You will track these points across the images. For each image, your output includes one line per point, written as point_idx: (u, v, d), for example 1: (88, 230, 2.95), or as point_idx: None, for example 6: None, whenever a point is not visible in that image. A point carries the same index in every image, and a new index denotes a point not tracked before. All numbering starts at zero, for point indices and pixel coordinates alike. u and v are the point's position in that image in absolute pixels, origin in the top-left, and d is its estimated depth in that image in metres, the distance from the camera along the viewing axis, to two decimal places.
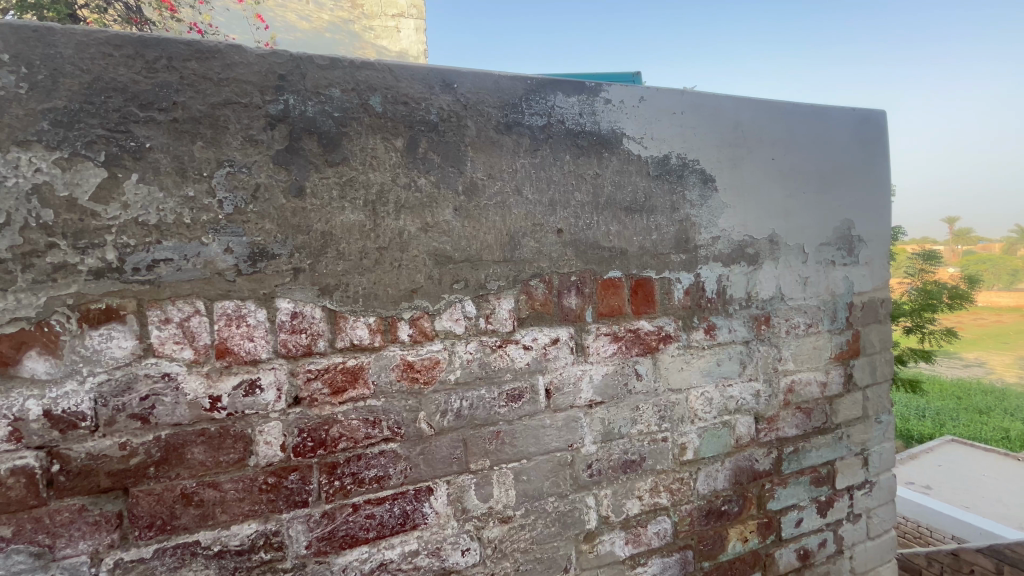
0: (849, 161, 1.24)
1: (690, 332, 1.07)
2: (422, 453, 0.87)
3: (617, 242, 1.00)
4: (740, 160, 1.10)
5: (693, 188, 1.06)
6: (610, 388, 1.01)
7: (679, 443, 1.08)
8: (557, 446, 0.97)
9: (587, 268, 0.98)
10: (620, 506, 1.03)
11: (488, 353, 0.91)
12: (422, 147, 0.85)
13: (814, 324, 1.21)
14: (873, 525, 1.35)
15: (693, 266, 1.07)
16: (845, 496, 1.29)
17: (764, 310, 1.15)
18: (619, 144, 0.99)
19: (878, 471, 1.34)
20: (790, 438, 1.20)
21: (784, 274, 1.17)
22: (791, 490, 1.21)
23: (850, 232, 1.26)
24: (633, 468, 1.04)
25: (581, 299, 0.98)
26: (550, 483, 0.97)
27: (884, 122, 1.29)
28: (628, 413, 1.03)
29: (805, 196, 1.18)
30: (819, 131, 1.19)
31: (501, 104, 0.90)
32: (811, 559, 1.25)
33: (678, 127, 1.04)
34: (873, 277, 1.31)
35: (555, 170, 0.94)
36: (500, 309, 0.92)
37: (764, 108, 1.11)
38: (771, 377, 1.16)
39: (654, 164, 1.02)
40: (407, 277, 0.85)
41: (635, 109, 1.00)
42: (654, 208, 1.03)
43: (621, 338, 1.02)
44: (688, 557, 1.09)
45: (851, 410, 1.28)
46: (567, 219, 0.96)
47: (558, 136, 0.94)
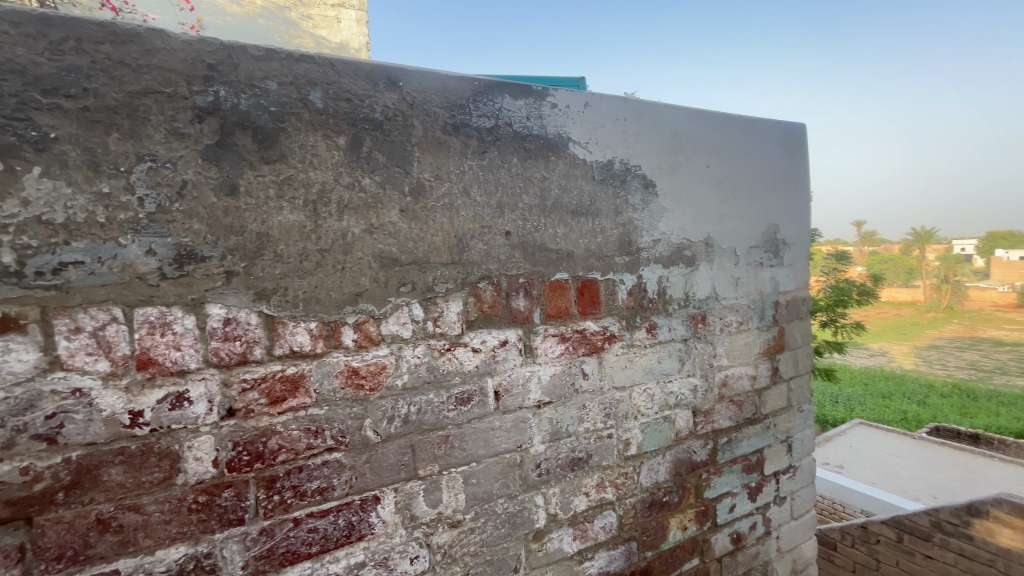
0: (774, 170, 1.33)
1: (633, 331, 1.11)
2: (368, 461, 0.85)
3: (563, 244, 1.01)
4: (678, 166, 1.15)
5: (635, 192, 1.10)
6: (557, 387, 1.03)
7: (624, 439, 1.11)
8: (506, 447, 0.98)
9: (535, 270, 0.99)
10: (568, 503, 1.05)
11: (437, 357, 0.90)
12: (366, 146, 0.82)
13: (745, 322, 1.29)
14: (796, 506, 1.46)
15: (635, 267, 1.11)
16: (772, 482, 1.39)
17: (701, 310, 1.21)
18: (565, 148, 1.01)
19: (801, 457, 1.46)
20: (724, 429, 1.27)
21: (719, 275, 1.24)
22: (725, 478, 1.29)
23: (775, 236, 1.35)
24: (580, 465, 1.06)
25: (529, 301, 0.99)
26: (499, 484, 0.97)
27: (804, 135, 1.39)
28: (575, 412, 1.05)
29: (736, 202, 1.26)
30: (748, 141, 1.27)
31: (448, 105, 0.89)
32: (743, 542, 1.33)
33: (621, 133, 1.07)
34: (795, 278, 1.41)
35: (502, 172, 0.94)
36: (449, 312, 0.91)
37: (700, 117, 1.17)
38: (707, 373, 1.23)
39: (598, 168, 1.05)
40: (351, 281, 0.82)
41: (580, 114, 1.02)
42: (598, 211, 1.05)
43: (568, 339, 1.03)
44: (632, 548, 1.13)
45: (777, 400, 1.38)
46: (515, 221, 0.96)
47: (506, 139, 0.94)
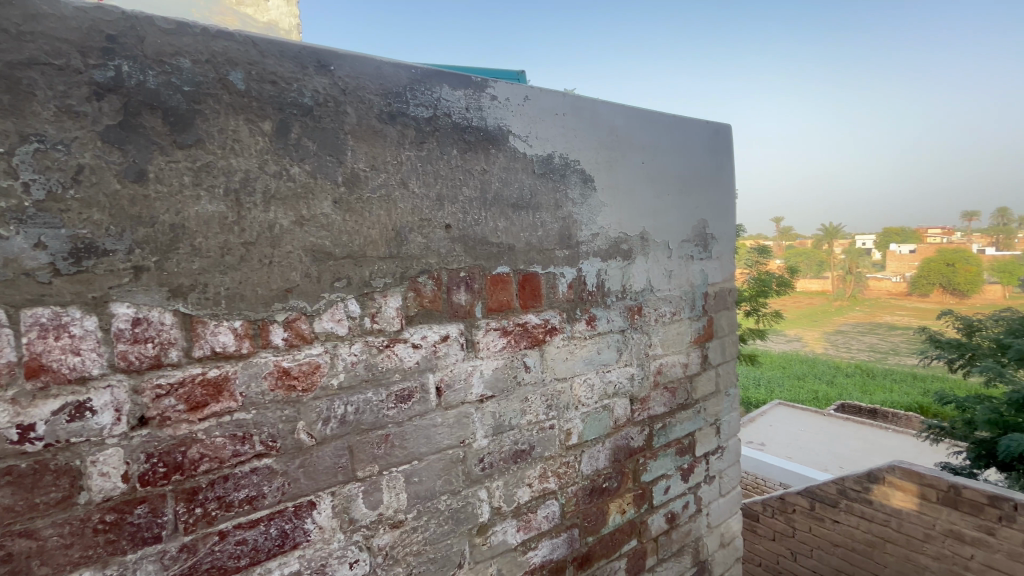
0: (703, 168, 1.40)
1: (574, 324, 1.14)
2: (302, 466, 0.81)
3: (504, 238, 1.01)
4: (615, 162, 1.18)
5: (574, 187, 1.11)
6: (499, 381, 1.03)
7: (565, 429, 1.13)
8: (449, 443, 0.96)
9: (476, 264, 0.98)
10: (511, 495, 1.06)
11: (375, 354, 0.87)
12: (294, 133, 0.77)
13: (678, 313, 1.36)
14: (724, 484, 1.56)
15: (575, 261, 1.13)
16: (703, 463, 1.48)
17: (637, 301, 1.25)
18: (505, 141, 1.00)
19: (728, 437, 1.56)
20: (659, 415, 1.33)
21: (653, 268, 1.29)
22: (660, 462, 1.35)
23: (704, 230, 1.43)
24: (523, 457, 1.07)
25: (470, 295, 0.98)
26: (441, 482, 0.96)
27: (729, 136, 1.48)
28: (517, 405, 1.06)
29: (668, 197, 1.31)
30: (679, 140, 1.33)
31: (384, 92, 0.86)
32: (677, 521, 1.41)
33: (560, 128, 1.08)
34: (722, 270, 1.50)
35: (442, 164, 0.92)
36: (387, 308, 0.88)
37: (635, 115, 1.21)
38: (643, 362, 1.28)
39: (538, 162, 1.05)
40: (280, 276, 0.77)
41: (520, 107, 1.02)
42: (539, 205, 1.06)
43: (509, 332, 1.04)
44: (574, 535, 1.16)
45: (707, 386, 1.46)
46: (456, 214, 0.95)
47: (445, 130, 0.92)
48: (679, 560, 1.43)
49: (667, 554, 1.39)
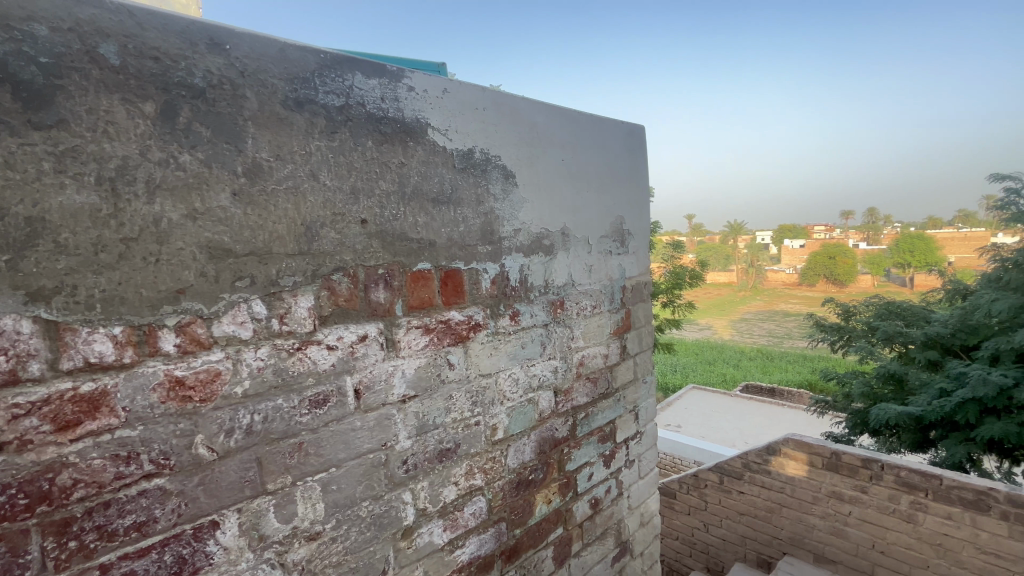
0: (620, 166, 1.46)
1: (497, 320, 1.14)
2: (202, 484, 0.74)
3: (425, 234, 0.99)
4: (536, 159, 1.19)
5: (496, 182, 1.11)
6: (422, 380, 1.00)
7: (491, 424, 1.14)
8: (369, 447, 0.93)
9: (395, 260, 0.95)
10: (437, 495, 1.04)
11: (285, 358, 0.81)
12: (183, 116, 0.70)
13: (598, 306, 1.41)
14: (643, 467, 1.65)
15: (498, 257, 1.13)
16: (623, 448, 1.55)
17: (559, 296, 1.28)
18: (424, 134, 0.97)
19: (645, 422, 1.64)
20: (582, 405, 1.37)
21: (574, 263, 1.32)
22: (584, 450, 1.39)
23: (621, 227, 1.49)
24: (448, 456, 1.06)
25: (390, 292, 0.94)
26: (362, 487, 0.92)
27: (643, 136, 1.55)
28: (441, 404, 1.04)
29: (587, 194, 1.35)
30: (597, 139, 1.37)
31: (289, 76, 0.80)
32: (600, 505, 1.47)
33: (481, 123, 1.07)
34: (638, 264, 1.58)
35: (355, 156, 0.88)
36: (298, 308, 0.82)
37: (554, 113, 1.23)
38: (566, 355, 1.31)
39: (458, 157, 1.04)
40: (169, 275, 0.69)
41: (438, 100, 0.99)
42: (460, 200, 1.05)
43: (432, 330, 1.01)
44: (501, 529, 1.17)
45: (626, 374, 1.53)
46: (372, 208, 0.91)
47: (358, 120, 0.88)
48: (603, 543, 1.49)
49: (591, 538, 1.44)
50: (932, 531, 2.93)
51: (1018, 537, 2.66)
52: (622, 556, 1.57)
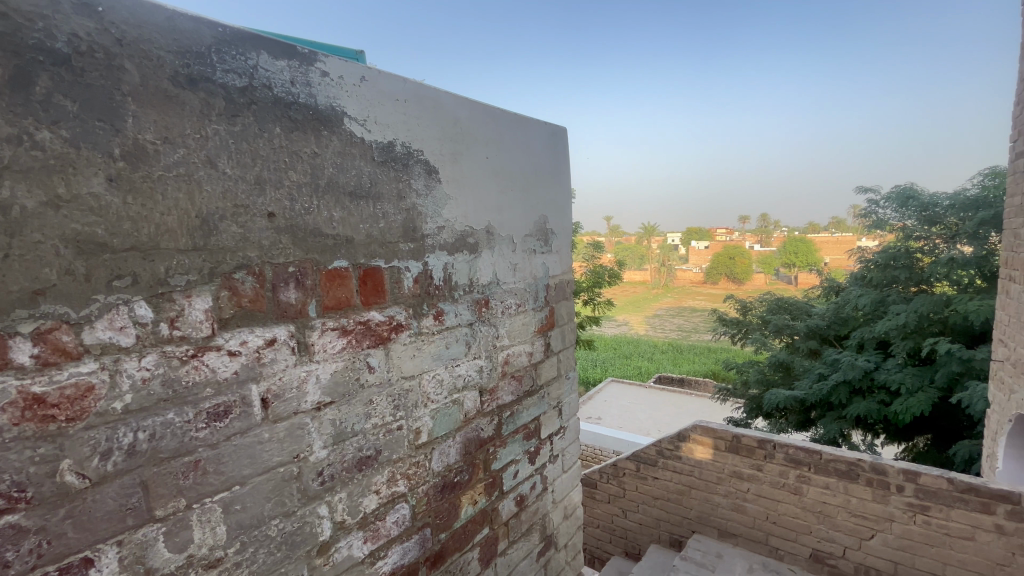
0: (543, 167, 1.48)
1: (421, 320, 1.10)
2: (70, 517, 0.63)
3: (341, 229, 0.93)
4: (459, 155, 1.17)
5: (418, 178, 1.07)
6: (339, 386, 0.94)
7: (414, 428, 1.10)
8: (279, 460, 0.86)
9: (307, 257, 0.88)
10: (356, 506, 0.99)
11: (176, 367, 0.72)
12: (42, 86, 0.59)
13: (522, 305, 1.41)
14: (566, 461, 1.68)
15: (421, 254, 1.09)
16: (547, 443, 1.57)
17: (484, 294, 1.27)
18: (340, 124, 0.91)
19: (569, 417, 1.68)
20: (507, 403, 1.37)
21: (499, 261, 1.31)
22: (509, 448, 1.40)
23: (545, 226, 1.51)
24: (368, 464, 1.01)
25: (302, 292, 0.87)
26: (271, 504, 0.85)
27: (565, 138, 1.58)
28: (361, 409, 0.98)
29: (512, 193, 1.35)
30: (521, 138, 1.38)
31: (179, 49, 0.71)
32: (525, 502, 1.48)
33: (402, 114, 1.02)
34: (561, 262, 1.61)
35: (261, 142, 0.80)
36: (191, 311, 0.74)
37: (478, 109, 1.22)
38: (491, 353, 1.30)
39: (378, 150, 0.98)
40: (24, 273, 0.59)
41: (355, 88, 0.94)
42: (380, 195, 0.99)
43: (350, 332, 0.96)
44: (426, 535, 1.14)
45: (550, 371, 1.55)
46: (280, 201, 0.83)
47: (264, 104, 0.80)
48: (528, 539, 1.51)
49: (516, 535, 1.45)
50: (814, 500, 3.31)
51: (880, 500, 3.09)
52: (547, 550, 1.60)
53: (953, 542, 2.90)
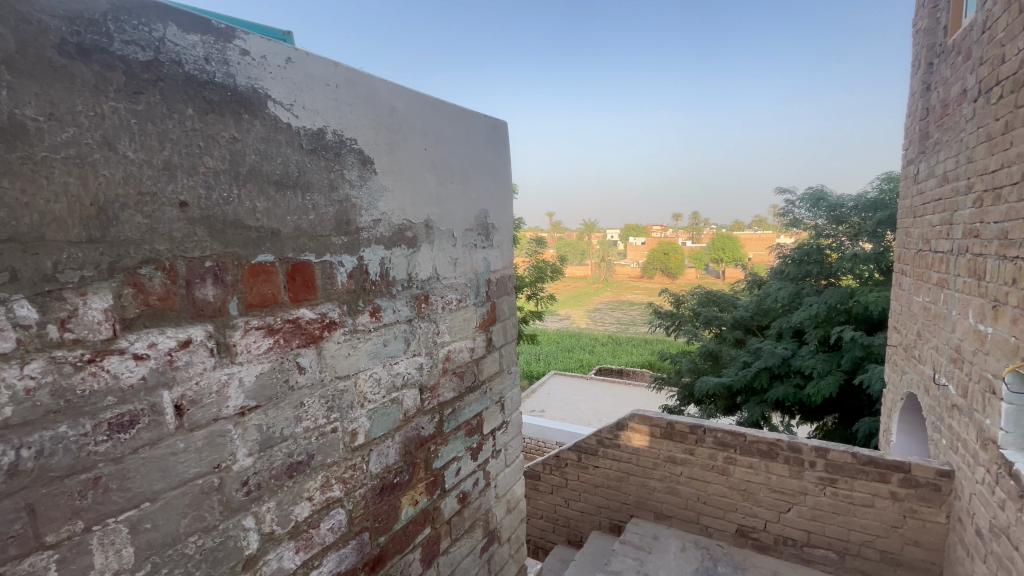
0: (484, 160, 1.46)
1: (356, 317, 1.05)
2: None
3: (265, 221, 0.86)
4: (396, 145, 1.13)
5: (352, 168, 1.02)
6: (265, 389, 0.88)
7: (350, 429, 1.05)
8: (196, 472, 0.79)
9: (227, 251, 0.81)
10: (286, 515, 0.93)
11: (69, 375, 0.64)
12: None
13: (463, 300, 1.39)
14: (509, 455, 1.68)
15: (355, 249, 1.04)
16: (489, 439, 1.56)
17: (423, 290, 1.23)
18: (263, 107, 0.85)
19: (511, 411, 1.68)
20: (448, 400, 1.35)
21: (439, 255, 1.28)
22: (451, 446, 1.37)
23: (486, 221, 1.49)
24: (300, 470, 0.95)
25: (221, 289, 0.81)
26: (188, 520, 0.78)
27: (505, 133, 1.57)
28: (290, 413, 0.93)
29: (451, 186, 1.32)
30: (460, 131, 1.35)
31: (66, 13, 0.62)
32: (468, 498, 1.47)
33: (333, 101, 0.97)
34: (502, 257, 1.60)
35: (171, 125, 0.73)
36: (87, 311, 0.66)
37: (416, 98, 1.18)
38: (431, 350, 1.27)
39: (307, 137, 0.93)
40: None
41: (280, 70, 0.87)
42: (309, 185, 0.94)
43: (276, 331, 0.90)
44: (364, 539, 1.10)
45: (492, 366, 1.54)
46: (194, 188, 0.76)
47: (174, 82, 0.73)
48: (471, 535, 1.50)
49: (459, 533, 1.44)
50: (740, 479, 3.56)
51: (796, 475, 3.36)
52: (489, 545, 1.60)
53: (856, 509, 3.21)
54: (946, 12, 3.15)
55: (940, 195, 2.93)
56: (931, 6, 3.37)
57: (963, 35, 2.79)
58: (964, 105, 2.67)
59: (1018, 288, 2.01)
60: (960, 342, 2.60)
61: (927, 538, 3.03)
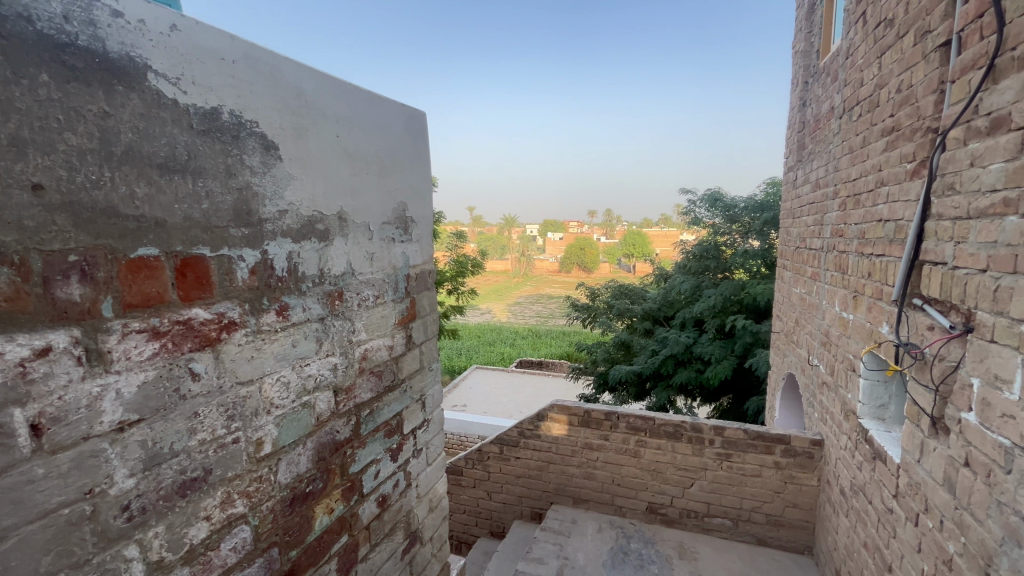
0: (402, 151, 1.41)
1: (259, 316, 0.96)
2: None
3: (147, 209, 0.76)
4: (304, 130, 1.04)
5: (253, 153, 0.93)
6: (150, 399, 0.78)
7: (255, 439, 0.96)
8: (62, 500, 0.68)
9: (99, 244, 0.70)
10: (179, 539, 0.84)
11: None
12: None
13: (381, 297, 1.33)
14: (430, 453, 1.65)
15: (258, 242, 0.95)
16: (410, 439, 1.52)
17: (336, 286, 1.16)
18: (142, 80, 0.74)
19: (432, 409, 1.65)
20: (366, 401, 1.29)
21: (353, 250, 1.22)
22: (369, 448, 1.32)
23: (405, 214, 1.44)
24: (194, 488, 0.86)
25: (92, 288, 0.70)
26: (51, 557, 0.67)
27: (424, 124, 1.52)
28: (182, 425, 0.83)
29: (367, 176, 1.26)
30: (376, 118, 1.29)
31: None
32: (388, 501, 1.42)
33: (230, 78, 0.87)
34: (422, 252, 1.56)
35: (19, 93, 0.61)
36: None
37: (326, 81, 1.10)
38: (346, 350, 1.21)
39: (199, 116, 0.82)
40: None
41: (164, 38, 0.77)
42: (202, 170, 0.84)
43: (163, 334, 0.80)
44: (272, 556, 1.02)
45: (412, 364, 1.50)
46: (52, 169, 0.65)
47: (22, 41, 0.61)
48: (392, 538, 1.45)
49: (379, 538, 1.39)
50: (649, 460, 3.81)
51: (698, 453, 3.67)
52: (411, 547, 1.56)
53: (747, 479, 3.58)
54: (818, 38, 3.57)
55: (813, 199, 3.33)
56: (805, 31, 3.81)
57: (831, 59, 3.18)
58: (832, 121, 3.05)
59: (873, 280, 2.34)
60: (828, 327, 2.98)
61: (803, 500, 3.45)
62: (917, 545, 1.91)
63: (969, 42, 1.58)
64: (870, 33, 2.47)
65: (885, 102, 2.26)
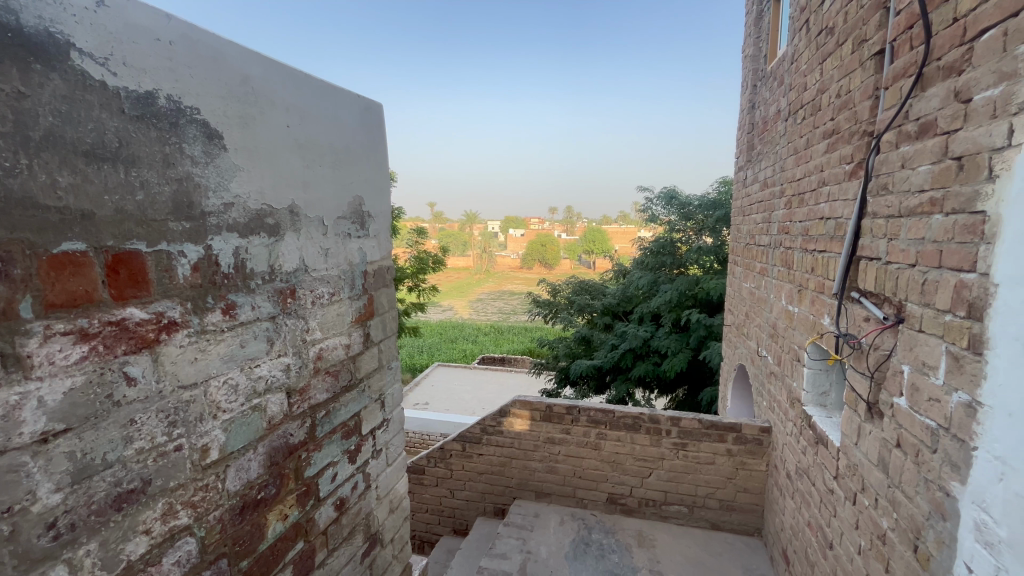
0: (357, 143, 1.37)
1: (203, 315, 0.91)
2: None
3: (73, 201, 0.70)
4: (251, 119, 0.99)
5: (195, 143, 0.87)
6: (79, 407, 0.72)
7: (200, 446, 0.91)
8: None
9: (15, 238, 0.64)
10: (115, 555, 0.78)
11: None
12: None
13: (336, 294, 1.29)
14: (390, 453, 1.62)
15: (201, 237, 0.90)
16: (369, 440, 1.48)
17: (288, 283, 1.11)
18: (65, 59, 0.68)
19: (392, 408, 1.61)
20: (321, 402, 1.24)
21: (306, 245, 1.17)
22: (326, 451, 1.27)
23: (361, 208, 1.40)
24: (131, 500, 0.80)
25: (6, 287, 0.63)
26: None
27: (380, 117, 1.48)
28: (116, 434, 0.77)
29: (320, 168, 1.21)
30: (329, 108, 1.24)
31: None
32: (346, 504, 1.37)
33: (167, 60, 0.81)
34: (380, 248, 1.52)
35: None
36: None
37: (274, 67, 1.05)
38: (300, 350, 1.16)
39: (132, 101, 0.76)
40: None
41: (90, 14, 0.70)
42: (136, 159, 0.78)
43: (93, 336, 0.73)
44: (221, 567, 0.97)
45: (370, 363, 1.46)
46: None
47: None
48: (350, 542, 1.41)
49: (337, 542, 1.35)
50: (609, 451, 3.89)
51: (655, 443, 3.78)
52: (371, 549, 1.52)
53: (702, 467, 3.72)
54: (766, 42, 3.72)
55: (761, 197, 3.48)
56: (754, 36, 3.96)
57: (778, 64, 3.33)
58: (778, 123, 3.20)
59: (816, 275, 2.47)
60: (776, 320, 3.13)
61: (753, 484, 3.62)
62: (855, 523, 2.03)
63: (901, 52, 1.68)
64: (813, 40, 2.59)
65: (827, 106, 2.38)
